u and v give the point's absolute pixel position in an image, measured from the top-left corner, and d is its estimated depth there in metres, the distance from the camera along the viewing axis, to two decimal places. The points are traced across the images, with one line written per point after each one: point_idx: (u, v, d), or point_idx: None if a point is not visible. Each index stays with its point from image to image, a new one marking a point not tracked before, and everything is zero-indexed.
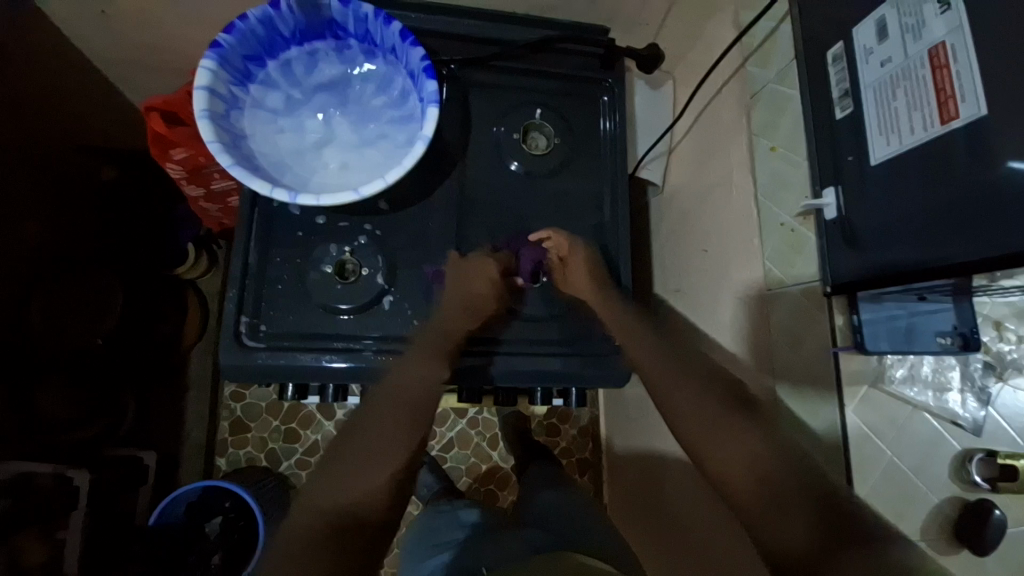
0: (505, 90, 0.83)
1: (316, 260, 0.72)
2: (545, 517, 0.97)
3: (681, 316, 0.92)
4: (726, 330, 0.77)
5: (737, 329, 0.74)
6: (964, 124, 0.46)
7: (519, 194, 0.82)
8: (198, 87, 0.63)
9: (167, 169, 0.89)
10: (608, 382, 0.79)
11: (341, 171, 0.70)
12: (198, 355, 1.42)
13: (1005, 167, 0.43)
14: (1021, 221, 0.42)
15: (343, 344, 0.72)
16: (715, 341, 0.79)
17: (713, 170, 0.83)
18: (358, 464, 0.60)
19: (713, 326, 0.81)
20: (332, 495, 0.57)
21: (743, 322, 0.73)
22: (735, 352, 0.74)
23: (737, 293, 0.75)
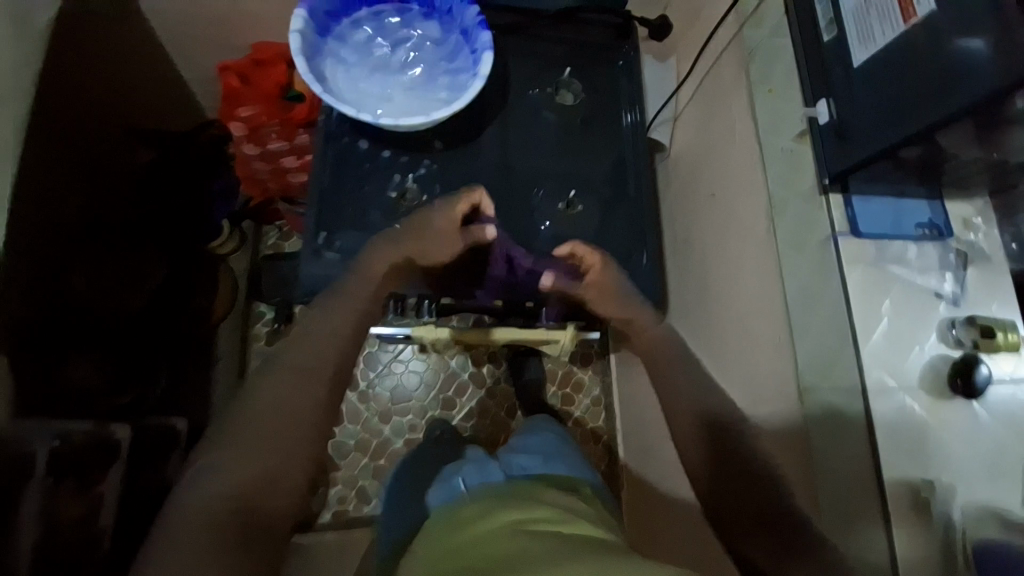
0: (538, 53, 0.96)
1: (382, 187, 0.83)
2: (538, 454, 1.01)
3: (692, 254, 1.05)
4: (741, 253, 0.89)
5: (751, 253, 0.86)
6: (922, 18, 0.59)
7: (550, 139, 0.94)
8: (293, 31, 0.76)
9: (230, 126, 1.02)
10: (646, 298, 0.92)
11: (406, 107, 0.81)
12: (226, 330, 1.48)
13: (959, 46, 0.56)
14: (973, 83, 0.54)
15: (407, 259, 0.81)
16: (731, 264, 0.92)
17: (718, 121, 0.96)
18: (248, 452, 0.57)
19: (729, 257, 0.93)
20: (222, 487, 0.55)
21: (756, 247, 0.85)
22: (747, 269, 0.87)
23: (745, 221, 0.88)
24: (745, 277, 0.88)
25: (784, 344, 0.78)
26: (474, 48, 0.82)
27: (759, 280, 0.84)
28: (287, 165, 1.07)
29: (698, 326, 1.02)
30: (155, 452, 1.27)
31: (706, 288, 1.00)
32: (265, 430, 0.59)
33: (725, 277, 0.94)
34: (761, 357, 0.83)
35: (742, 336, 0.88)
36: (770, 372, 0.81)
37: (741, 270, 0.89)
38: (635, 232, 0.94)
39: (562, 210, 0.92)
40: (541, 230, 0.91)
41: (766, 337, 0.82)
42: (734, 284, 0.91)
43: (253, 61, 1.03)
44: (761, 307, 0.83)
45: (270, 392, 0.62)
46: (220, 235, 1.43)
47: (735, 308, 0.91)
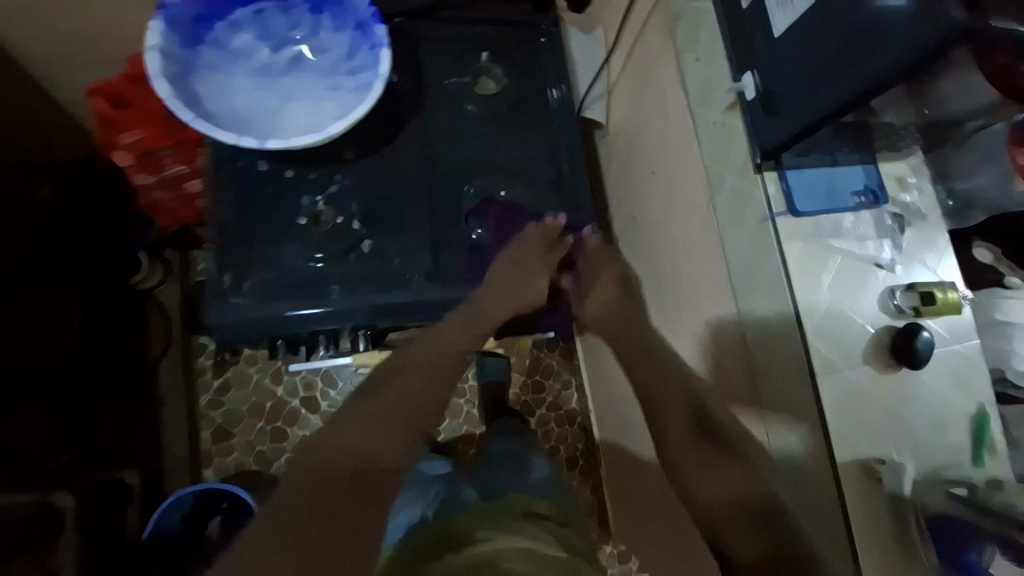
0: (450, 39, 0.87)
1: (291, 213, 0.75)
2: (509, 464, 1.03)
3: (639, 237, 1.02)
4: (684, 234, 0.86)
5: (694, 233, 0.83)
6: None
7: (476, 133, 0.85)
8: (150, 48, 0.66)
9: (116, 156, 0.91)
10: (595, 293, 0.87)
11: (302, 121, 0.71)
12: (168, 367, 1.40)
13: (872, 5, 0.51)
14: (887, 44, 0.50)
15: (339, 290, 0.74)
16: (677, 246, 0.89)
17: (650, 95, 0.91)
18: (369, 426, 0.64)
19: (675, 239, 0.90)
20: (351, 447, 0.62)
21: (699, 227, 0.82)
22: (692, 251, 0.85)
23: (686, 201, 0.85)
24: (691, 260, 0.85)
25: (733, 326, 0.76)
26: (374, 43, 0.73)
27: (705, 262, 0.81)
28: (193, 189, 0.97)
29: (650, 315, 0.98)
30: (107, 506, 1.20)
31: (656, 270, 0.97)
32: (392, 402, 0.67)
33: (672, 259, 0.91)
34: (714, 339, 0.81)
35: (695, 319, 0.86)
36: (722, 352, 0.79)
37: (688, 252, 0.86)
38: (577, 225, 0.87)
39: (497, 212, 0.83)
40: (472, 238, 0.81)
41: (719, 319, 0.80)
42: (682, 266, 0.88)
43: (130, 79, 0.90)
44: (709, 289, 0.81)
45: (390, 389, 0.69)
46: (140, 270, 1.32)
47: (683, 290, 0.88)
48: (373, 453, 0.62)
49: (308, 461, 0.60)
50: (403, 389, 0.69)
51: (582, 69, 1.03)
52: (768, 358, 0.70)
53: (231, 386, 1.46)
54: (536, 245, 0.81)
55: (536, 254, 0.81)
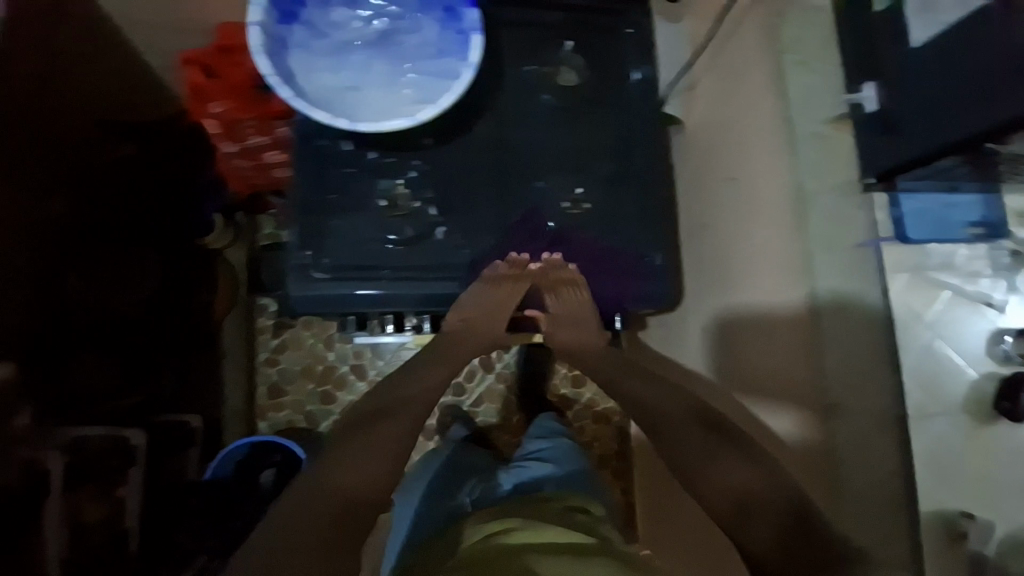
0: (533, 24, 0.82)
1: (369, 195, 0.76)
2: (547, 455, 1.06)
3: (693, 251, 0.94)
4: (757, 252, 0.79)
5: (766, 248, 0.77)
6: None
7: (550, 126, 0.82)
8: (251, 23, 0.66)
9: (204, 124, 0.95)
10: (656, 302, 0.84)
11: (388, 105, 0.72)
12: (232, 325, 1.48)
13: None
14: None
15: (389, 275, 0.75)
16: (745, 265, 0.82)
17: (736, 96, 0.85)
18: (353, 455, 0.63)
19: (744, 256, 0.82)
20: (336, 475, 0.60)
21: (778, 242, 0.75)
22: (762, 271, 0.78)
23: (760, 214, 0.79)
24: (760, 280, 0.78)
25: (806, 355, 0.69)
26: (461, 28, 0.71)
27: (778, 283, 0.73)
28: (271, 160, 1.01)
29: (699, 340, 0.92)
30: (172, 448, 1.30)
31: (710, 285, 0.90)
32: (382, 428, 0.67)
33: (737, 274, 0.84)
34: (773, 369, 0.74)
35: (759, 343, 0.77)
36: (779, 382, 0.73)
37: (756, 268, 0.79)
38: (649, 226, 0.83)
39: (569, 208, 0.81)
40: (542, 229, 0.80)
41: (785, 347, 0.72)
42: (745, 285, 0.82)
43: (220, 49, 0.93)
44: (775, 311, 0.74)
45: (369, 433, 0.67)
46: (213, 230, 1.38)
47: (740, 310, 0.82)
48: (351, 486, 0.59)
49: (303, 479, 0.59)
50: (392, 429, 0.68)
51: (666, 62, 0.95)
52: (850, 394, 0.67)
53: (287, 347, 1.53)
54: (500, 280, 0.77)
55: (501, 288, 0.78)
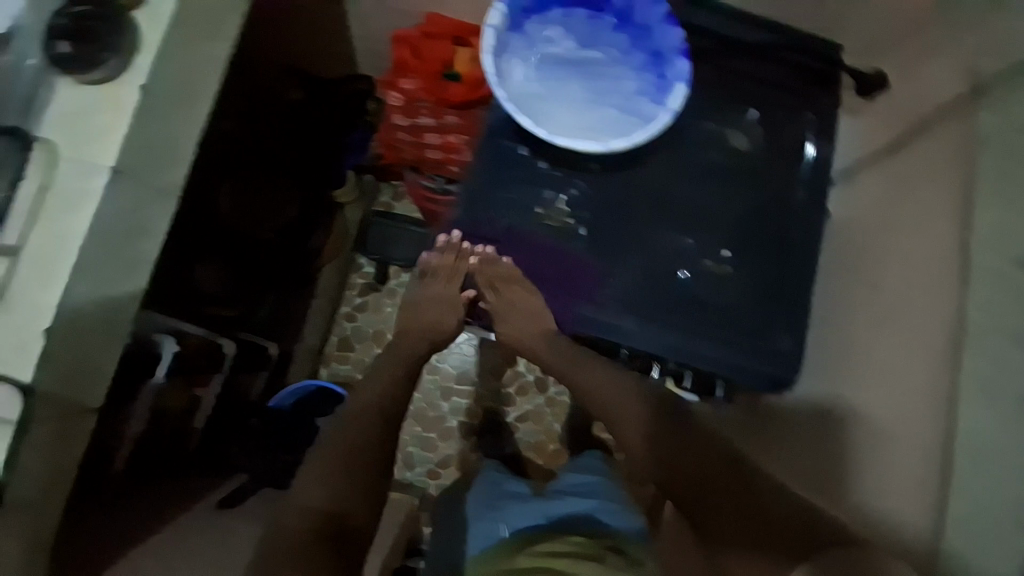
0: (723, 83, 0.84)
1: (530, 201, 0.81)
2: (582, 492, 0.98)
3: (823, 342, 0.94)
4: (893, 370, 0.79)
5: (907, 372, 0.77)
6: None
7: (709, 184, 0.83)
8: (488, 26, 0.73)
9: (389, 95, 1.04)
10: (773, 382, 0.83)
11: (575, 125, 0.76)
12: (328, 273, 1.58)
13: None
14: None
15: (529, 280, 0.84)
16: (875, 377, 0.83)
17: (911, 205, 0.83)
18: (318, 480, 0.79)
19: (880, 372, 0.82)
20: (304, 503, 0.77)
21: (924, 373, 0.74)
22: (899, 395, 0.77)
23: (907, 334, 0.78)
24: (893, 399, 0.79)
25: (928, 491, 0.69)
26: (664, 75, 0.75)
27: (913, 412, 0.75)
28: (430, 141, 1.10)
29: (806, 433, 0.92)
30: (246, 365, 1.34)
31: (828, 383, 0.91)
32: (341, 449, 0.81)
33: (867, 386, 0.84)
34: (874, 486, 0.77)
35: (874, 460, 0.78)
36: (882, 502, 0.75)
37: (892, 389, 0.79)
38: (781, 305, 0.83)
39: (707, 266, 0.82)
40: (675, 278, 0.82)
41: (904, 477, 0.73)
42: (871, 400, 0.82)
43: (426, 35, 1.02)
44: (904, 437, 0.74)
45: (334, 455, 0.81)
46: (343, 185, 1.48)
47: (860, 422, 0.83)
48: (321, 507, 0.77)
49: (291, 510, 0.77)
50: (350, 444, 0.82)
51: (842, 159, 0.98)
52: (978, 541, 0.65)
53: (368, 308, 1.61)
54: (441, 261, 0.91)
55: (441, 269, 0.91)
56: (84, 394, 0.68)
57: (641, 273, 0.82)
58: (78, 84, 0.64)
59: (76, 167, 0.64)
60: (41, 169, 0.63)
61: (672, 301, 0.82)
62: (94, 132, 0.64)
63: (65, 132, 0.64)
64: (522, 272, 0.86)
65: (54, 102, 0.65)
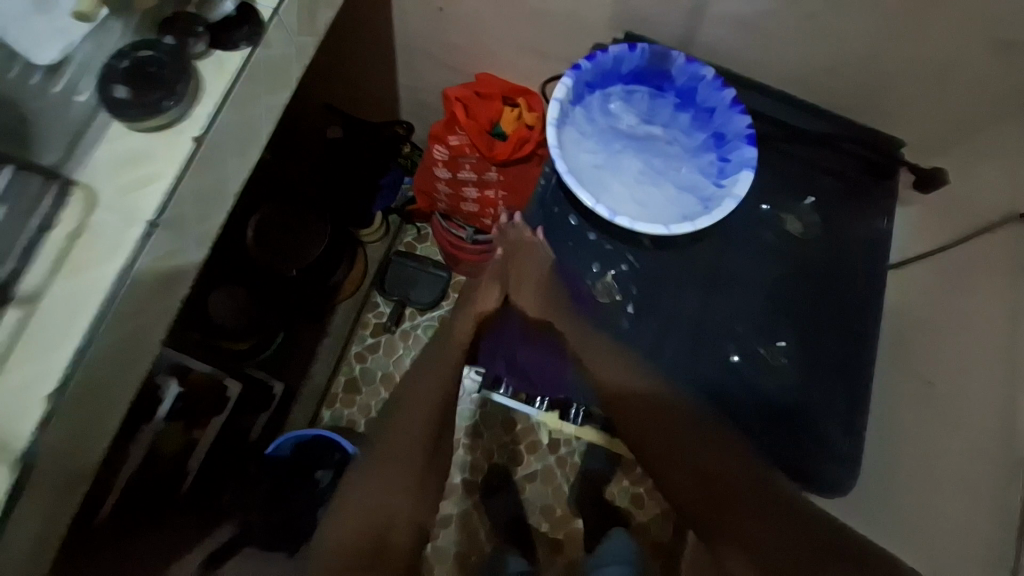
0: (779, 169, 0.84)
1: (579, 273, 0.79)
2: None
3: (880, 436, 0.90)
4: (959, 487, 0.73)
5: (976, 495, 0.70)
6: None
7: (763, 268, 0.81)
8: (554, 99, 0.72)
9: (435, 149, 1.04)
10: (829, 486, 0.77)
11: (634, 202, 0.75)
12: (344, 310, 1.53)
13: None
14: None
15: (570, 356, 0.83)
16: (936, 490, 0.77)
17: (967, 305, 0.80)
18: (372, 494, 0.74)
19: (942, 485, 0.76)
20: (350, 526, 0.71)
21: (991, 499, 0.68)
22: (965, 515, 0.71)
23: (972, 447, 0.73)
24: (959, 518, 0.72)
25: None
26: (727, 157, 0.74)
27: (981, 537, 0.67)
28: (468, 195, 1.09)
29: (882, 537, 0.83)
30: (251, 406, 1.28)
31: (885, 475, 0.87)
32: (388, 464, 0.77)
33: (926, 491, 0.79)
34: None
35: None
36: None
37: (959, 508, 0.72)
38: (835, 399, 0.78)
39: (760, 352, 0.78)
40: (724, 361, 0.78)
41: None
42: (934, 509, 0.76)
43: (477, 93, 1.01)
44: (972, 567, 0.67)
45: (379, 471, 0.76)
46: (371, 224, 1.52)
47: (921, 529, 0.77)
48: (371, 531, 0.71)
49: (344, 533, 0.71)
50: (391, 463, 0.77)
51: (893, 248, 0.98)
52: None
53: (380, 349, 1.57)
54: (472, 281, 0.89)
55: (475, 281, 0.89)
56: (82, 461, 0.59)
57: (690, 352, 0.78)
58: (133, 129, 0.62)
59: (115, 216, 0.60)
60: (81, 215, 0.60)
61: (722, 388, 0.77)
62: (142, 179, 0.61)
63: (109, 178, 0.61)
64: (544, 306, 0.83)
65: (104, 147, 0.62)
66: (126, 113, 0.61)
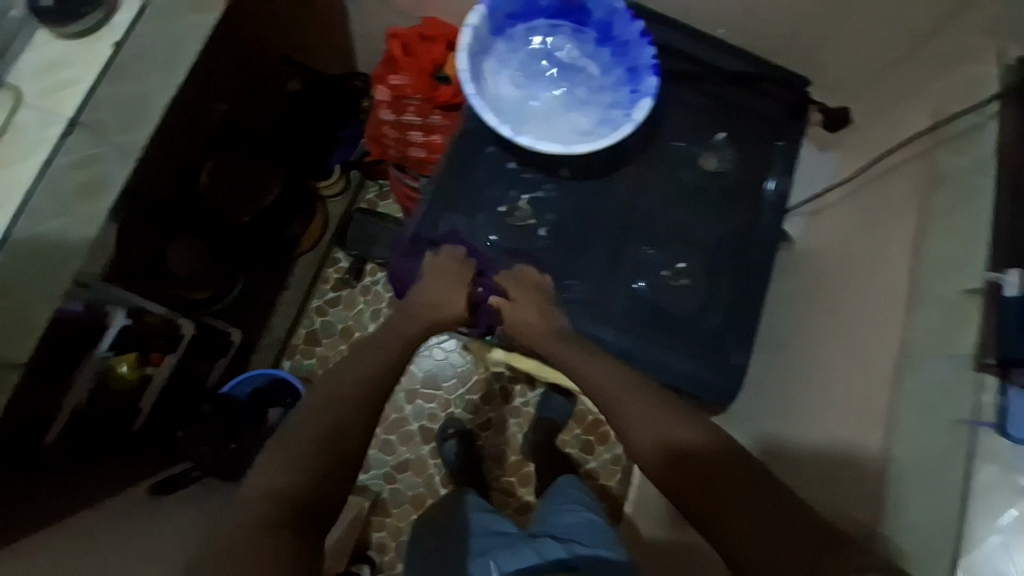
0: (698, 107, 0.90)
1: (495, 199, 0.85)
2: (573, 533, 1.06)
3: (778, 365, 0.99)
4: (841, 397, 0.82)
5: (855, 399, 0.79)
6: None
7: (680, 199, 0.88)
8: (468, 25, 0.77)
9: (377, 89, 1.06)
10: (720, 393, 0.86)
11: (551, 130, 0.82)
12: (305, 263, 1.58)
13: None
14: None
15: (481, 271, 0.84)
16: (825, 407, 0.84)
17: (864, 242, 0.88)
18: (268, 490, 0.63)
19: (835, 400, 0.83)
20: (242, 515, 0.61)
21: (876, 404, 0.75)
22: (847, 429, 0.78)
23: (855, 361, 0.81)
24: (840, 431, 0.80)
25: (863, 506, 0.71)
26: (637, 88, 0.80)
27: (862, 442, 0.75)
28: (414, 139, 1.13)
29: (778, 457, 0.92)
30: (206, 351, 1.32)
31: (788, 395, 0.95)
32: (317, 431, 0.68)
33: (819, 402, 0.86)
34: (826, 494, 0.78)
35: (827, 472, 0.80)
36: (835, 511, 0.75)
37: (843, 407, 0.81)
38: (733, 320, 0.87)
39: (664, 278, 0.86)
40: (631, 286, 0.85)
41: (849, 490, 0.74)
42: (821, 417, 0.85)
43: (420, 36, 1.05)
44: (854, 457, 0.75)
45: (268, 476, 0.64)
46: (329, 177, 1.54)
47: (813, 437, 0.86)
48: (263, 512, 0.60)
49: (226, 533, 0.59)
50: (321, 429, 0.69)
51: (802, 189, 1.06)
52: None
53: (340, 303, 1.60)
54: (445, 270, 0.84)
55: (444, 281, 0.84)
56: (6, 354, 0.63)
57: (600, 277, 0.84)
58: (59, 36, 0.68)
59: (38, 117, 0.66)
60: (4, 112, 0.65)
61: (629, 307, 0.85)
62: (64, 81, 0.67)
63: (32, 80, 0.67)
64: (455, 204, 0.85)
65: (29, 53, 0.68)
66: (49, 18, 0.67)
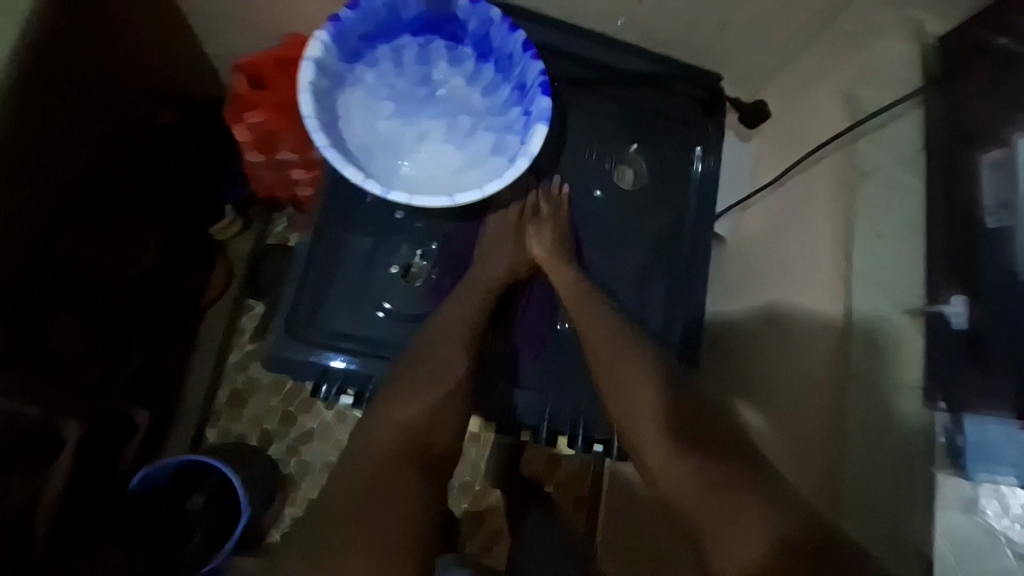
0: (601, 116, 0.81)
1: (385, 260, 0.76)
2: None
3: (718, 344, 0.93)
4: (786, 405, 0.77)
5: (807, 383, 0.74)
6: None
7: (598, 221, 0.81)
8: (308, 58, 0.64)
9: (235, 131, 0.89)
10: None
11: (434, 169, 0.71)
12: (215, 315, 1.42)
13: None
14: None
15: (380, 346, 0.75)
16: (770, 412, 0.80)
17: (788, 239, 0.82)
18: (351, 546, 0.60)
19: (781, 398, 0.78)
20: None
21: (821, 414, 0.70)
22: (802, 422, 0.74)
23: (788, 365, 0.78)
24: (794, 423, 0.76)
25: (827, 485, 0.69)
26: (528, 110, 0.69)
27: (822, 430, 0.71)
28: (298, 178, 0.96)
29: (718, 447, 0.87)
30: (110, 442, 1.17)
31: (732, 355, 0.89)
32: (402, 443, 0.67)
33: (766, 382, 0.82)
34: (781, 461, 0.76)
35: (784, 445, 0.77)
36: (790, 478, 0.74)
37: (784, 410, 0.78)
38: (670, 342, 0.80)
39: None
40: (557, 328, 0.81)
41: (810, 461, 0.72)
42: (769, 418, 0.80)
43: (276, 61, 0.88)
44: (811, 446, 0.72)
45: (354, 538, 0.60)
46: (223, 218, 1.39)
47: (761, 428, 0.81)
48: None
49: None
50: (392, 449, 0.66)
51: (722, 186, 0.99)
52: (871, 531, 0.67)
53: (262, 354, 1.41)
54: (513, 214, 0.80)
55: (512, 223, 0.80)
56: None
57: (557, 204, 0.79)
58: None
59: None
60: None
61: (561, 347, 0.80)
62: None
63: None
64: (337, 272, 0.75)
65: None
66: None
